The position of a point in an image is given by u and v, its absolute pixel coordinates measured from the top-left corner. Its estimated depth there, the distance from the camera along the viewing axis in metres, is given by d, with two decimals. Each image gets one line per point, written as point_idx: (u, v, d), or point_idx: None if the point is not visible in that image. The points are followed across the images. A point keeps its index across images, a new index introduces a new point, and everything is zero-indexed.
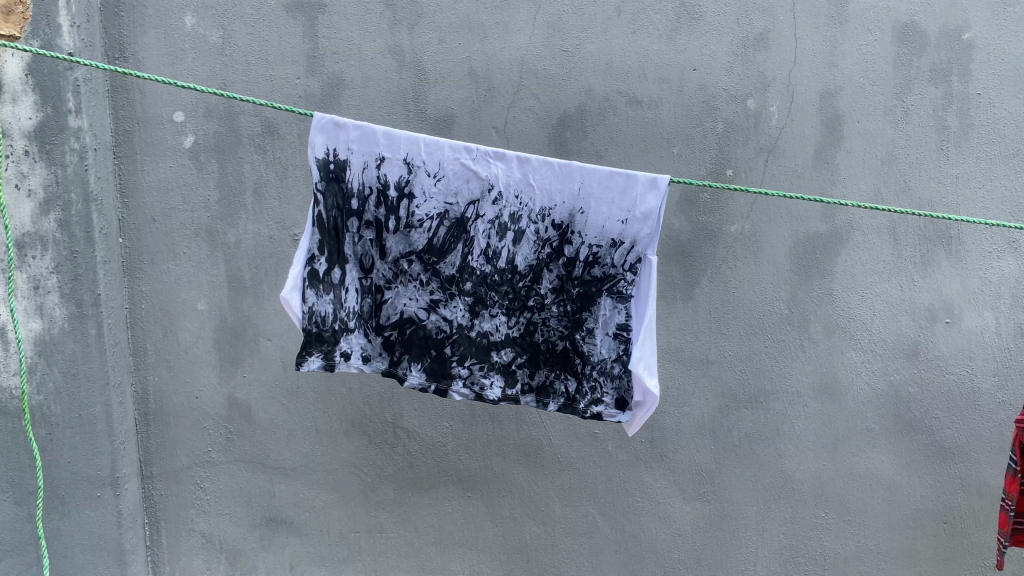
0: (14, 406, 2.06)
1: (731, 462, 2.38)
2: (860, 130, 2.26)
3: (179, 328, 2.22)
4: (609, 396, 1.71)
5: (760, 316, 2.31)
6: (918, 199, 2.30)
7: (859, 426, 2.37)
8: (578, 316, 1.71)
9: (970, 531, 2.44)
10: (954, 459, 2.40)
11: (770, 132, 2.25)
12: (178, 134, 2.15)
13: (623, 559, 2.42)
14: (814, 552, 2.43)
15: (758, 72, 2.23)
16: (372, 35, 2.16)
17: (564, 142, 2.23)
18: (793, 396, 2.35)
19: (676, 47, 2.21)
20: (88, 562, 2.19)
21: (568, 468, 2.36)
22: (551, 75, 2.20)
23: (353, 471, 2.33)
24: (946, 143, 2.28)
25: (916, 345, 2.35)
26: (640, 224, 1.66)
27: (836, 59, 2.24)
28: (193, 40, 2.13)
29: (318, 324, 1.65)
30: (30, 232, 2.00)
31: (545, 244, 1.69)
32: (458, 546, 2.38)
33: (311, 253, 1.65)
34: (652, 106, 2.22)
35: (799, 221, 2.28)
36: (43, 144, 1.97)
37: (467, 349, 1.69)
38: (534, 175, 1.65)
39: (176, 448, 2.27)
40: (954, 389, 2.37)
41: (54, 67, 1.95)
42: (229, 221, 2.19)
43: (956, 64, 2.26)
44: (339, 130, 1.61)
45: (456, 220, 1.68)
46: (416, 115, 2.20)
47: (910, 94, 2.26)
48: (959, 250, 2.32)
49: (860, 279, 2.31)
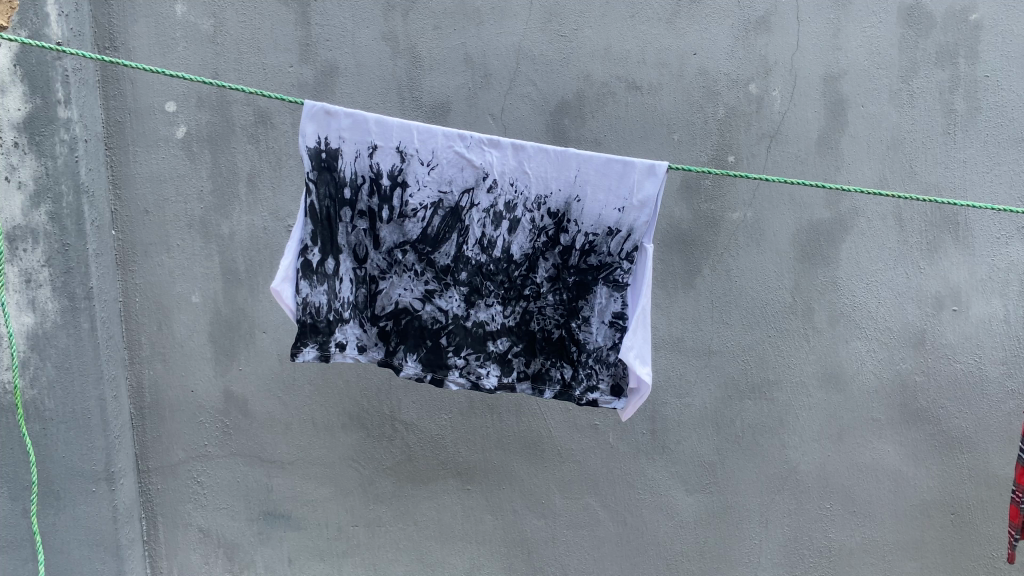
0: (9, 400, 2.04)
1: (734, 453, 2.34)
2: (864, 114, 2.22)
3: (174, 320, 2.20)
4: (605, 383, 1.68)
5: (763, 305, 2.27)
6: (925, 184, 2.25)
7: (864, 415, 2.34)
8: (573, 304, 1.68)
9: (978, 522, 2.40)
10: (962, 450, 2.36)
11: (773, 117, 2.21)
12: (170, 124, 2.12)
13: (625, 552, 2.39)
14: (820, 544, 2.40)
15: (759, 55, 2.18)
16: (366, 22, 2.13)
17: (563, 129, 2.18)
18: (797, 385, 2.32)
19: (676, 31, 2.17)
20: (84, 558, 2.18)
21: (569, 460, 2.33)
22: (549, 60, 2.16)
23: (352, 464, 2.30)
24: (953, 126, 2.23)
25: (922, 333, 2.30)
26: (637, 212, 1.62)
27: (840, 42, 2.19)
28: (184, 29, 2.09)
29: (313, 315, 1.62)
30: (21, 225, 1.97)
31: (541, 233, 1.66)
32: (458, 539, 2.36)
33: (303, 244, 1.62)
34: (651, 91, 2.18)
35: (803, 207, 2.24)
36: (33, 136, 1.95)
37: (462, 338, 1.66)
38: (530, 164, 1.62)
39: (172, 442, 2.26)
40: (962, 378, 2.33)
41: (42, 57, 1.92)
42: (223, 213, 2.16)
43: (963, 46, 2.21)
44: (330, 118, 1.58)
45: (451, 208, 1.64)
46: (411, 104, 2.16)
47: (917, 77, 2.21)
48: (967, 236, 2.27)
49: (866, 267, 2.27)
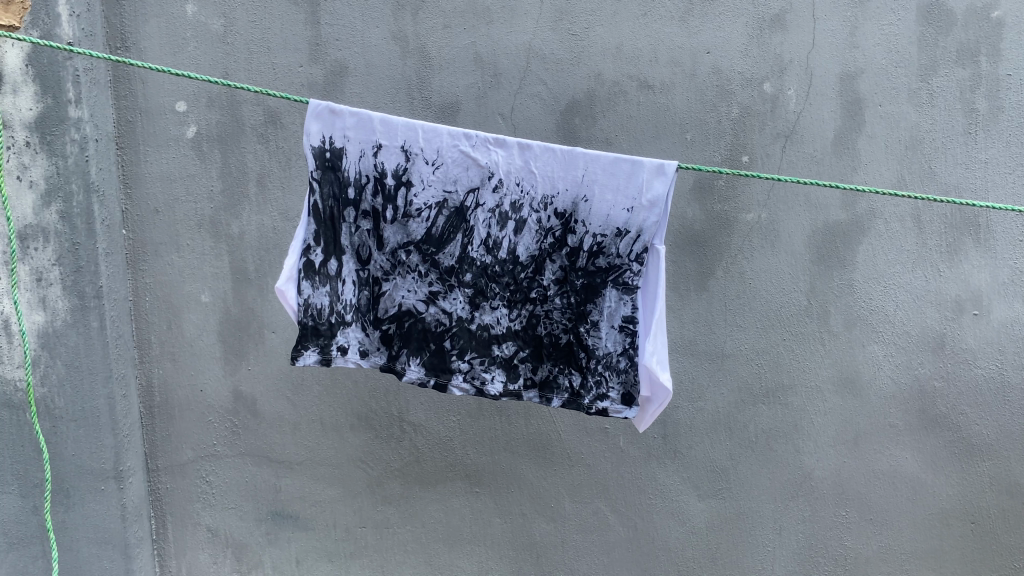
0: (19, 398, 2.06)
1: (748, 458, 2.30)
2: (882, 114, 2.17)
3: (183, 320, 2.21)
4: (615, 391, 1.65)
5: (778, 308, 2.23)
6: (944, 185, 2.20)
7: (881, 421, 2.28)
8: (582, 308, 1.65)
9: (999, 532, 2.34)
10: (982, 457, 2.30)
11: (788, 116, 2.17)
12: (180, 124, 2.12)
13: (635, 558, 2.36)
14: (834, 551, 2.35)
15: (774, 54, 2.14)
16: (375, 21, 2.12)
17: (573, 129, 2.16)
18: (812, 390, 2.27)
19: (688, 29, 2.14)
20: (93, 556, 2.19)
21: (578, 464, 2.30)
22: (559, 59, 2.14)
23: (360, 465, 2.29)
24: (974, 126, 2.18)
25: (941, 338, 2.25)
26: (646, 213, 1.59)
27: (857, 41, 2.14)
28: (194, 29, 2.10)
29: (315, 317, 1.60)
30: (32, 223, 1.99)
31: (547, 234, 1.63)
32: (466, 543, 2.34)
33: (306, 245, 1.61)
34: (664, 90, 2.15)
35: (818, 208, 2.20)
36: (44, 135, 1.96)
37: (466, 342, 1.64)
38: (536, 162, 1.59)
39: (182, 441, 2.26)
40: (983, 383, 2.27)
41: (53, 57, 1.93)
42: (233, 212, 2.16)
43: (985, 43, 2.15)
44: (335, 117, 1.57)
45: (456, 209, 1.62)
46: (421, 103, 2.15)
47: (936, 76, 2.16)
48: (988, 239, 2.22)
49: (883, 269, 2.22)
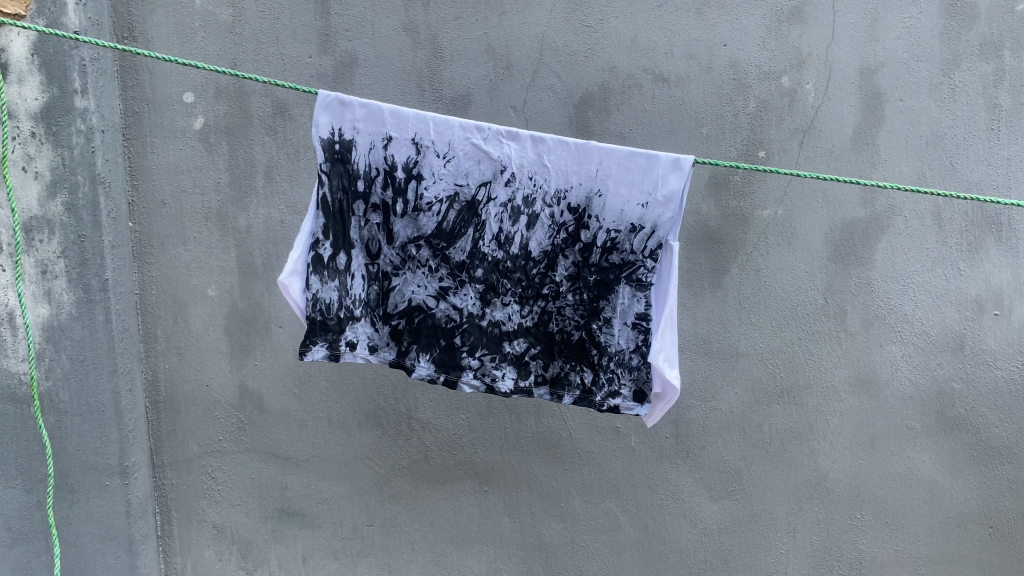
0: (24, 392, 2.03)
1: (761, 459, 2.26)
2: (903, 109, 2.12)
3: (190, 314, 2.18)
4: (627, 388, 1.62)
5: (794, 307, 2.18)
6: (965, 181, 2.14)
7: (899, 423, 2.24)
8: (595, 304, 1.61)
9: (1018, 536, 2.29)
10: (1002, 460, 2.25)
11: (806, 111, 2.12)
12: (187, 115, 2.09)
13: (646, 559, 2.32)
14: (849, 555, 2.30)
15: (793, 47, 2.09)
16: (385, 12, 2.08)
17: (587, 122, 2.12)
18: (828, 390, 2.22)
19: (705, 21, 2.09)
20: (97, 552, 2.16)
21: (589, 463, 2.27)
22: (573, 51, 2.10)
23: (367, 463, 2.26)
24: (997, 122, 2.13)
25: (961, 338, 2.20)
26: (661, 208, 1.55)
27: (878, 34, 2.09)
28: (202, 19, 2.06)
29: (323, 312, 1.56)
30: (37, 215, 1.96)
31: (560, 229, 1.59)
32: (475, 542, 2.31)
33: (314, 238, 1.57)
34: (679, 83, 2.11)
35: (837, 205, 2.15)
36: (49, 125, 1.92)
37: (477, 338, 1.60)
38: (549, 156, 1.55)
39: (187, 436, 2.23)
40: (1003, 385, 2.22)
41: (60, 46, 1.89)
42: (240, 205, 2.13)
43: (1009, 37, 2.10)
44: (344, 108, 1.52)
45: (467, 202, 1.58)
46: (431, 95, 2.11)
47: (959, 70, 2.11)
48: (1010, 237, 2.17)
49: (902, 268, 2.17)
